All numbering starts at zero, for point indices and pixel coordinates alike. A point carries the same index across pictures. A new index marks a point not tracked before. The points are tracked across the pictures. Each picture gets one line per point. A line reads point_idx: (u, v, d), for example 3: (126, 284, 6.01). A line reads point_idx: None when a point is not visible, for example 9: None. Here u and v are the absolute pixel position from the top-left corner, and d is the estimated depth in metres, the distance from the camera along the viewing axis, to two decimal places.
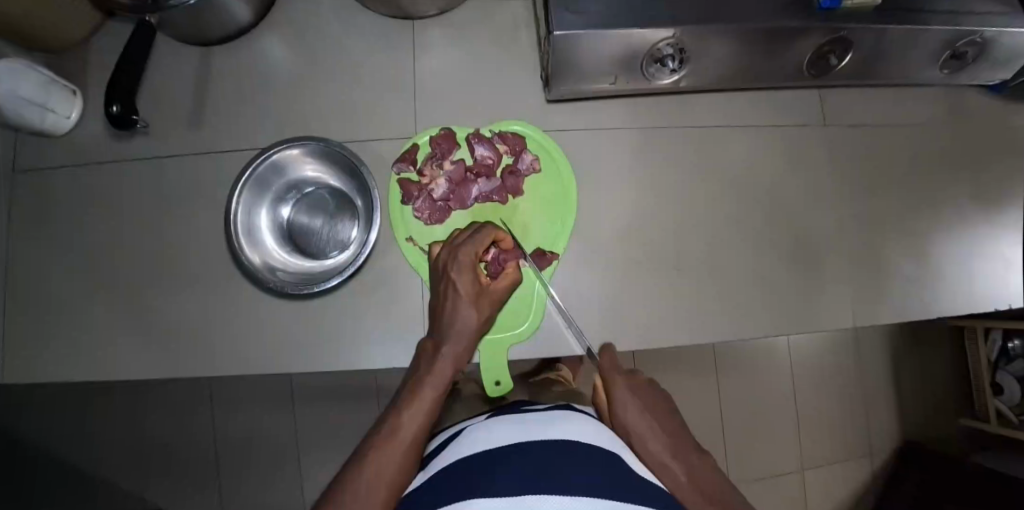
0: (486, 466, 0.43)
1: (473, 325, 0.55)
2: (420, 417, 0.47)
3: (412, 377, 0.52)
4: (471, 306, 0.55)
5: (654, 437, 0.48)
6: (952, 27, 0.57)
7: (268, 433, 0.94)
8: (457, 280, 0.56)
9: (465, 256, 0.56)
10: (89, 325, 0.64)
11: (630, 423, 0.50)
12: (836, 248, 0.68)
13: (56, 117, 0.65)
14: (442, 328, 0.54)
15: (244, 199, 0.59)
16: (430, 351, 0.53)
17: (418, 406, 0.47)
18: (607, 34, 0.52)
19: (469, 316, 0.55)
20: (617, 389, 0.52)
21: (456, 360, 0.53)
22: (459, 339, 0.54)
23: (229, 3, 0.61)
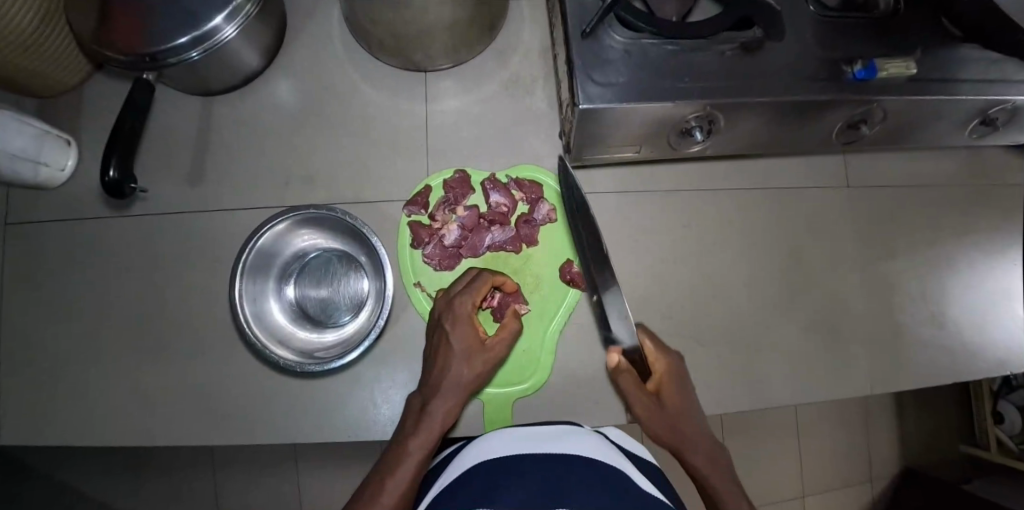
0: (494, 487, 0.39)
1: (467, 380, 0.51)
2: (404, 478, 0.44)
3: (398, 435, 0.49)
4: (462, 359, 0.51)
5: (693, 431, 0.53)
6: (986, 96, 0.55)
7: (265, 482, 0.91)
8: (452, 333, 0.52)
9: (461, 306, 0.52)
10: (85, 389, 0.62)
11: (678, 416, 0.53)
12: (854, 312, 0.66)
13: (50, 170, 0.62)
14: (430, 384, 0.51)
15: (247, 279, 0.56)
16: (417, 407, 0.50)
17: (402, 473, 0.44)
18: (633, 106, 0.50)
19: (461, 369, 0.51)
20: (667, 381, 0.55)
21: (444, 415, 0.49)
22: (448, 395, 0.50)
23: (233, 56, 0.58)
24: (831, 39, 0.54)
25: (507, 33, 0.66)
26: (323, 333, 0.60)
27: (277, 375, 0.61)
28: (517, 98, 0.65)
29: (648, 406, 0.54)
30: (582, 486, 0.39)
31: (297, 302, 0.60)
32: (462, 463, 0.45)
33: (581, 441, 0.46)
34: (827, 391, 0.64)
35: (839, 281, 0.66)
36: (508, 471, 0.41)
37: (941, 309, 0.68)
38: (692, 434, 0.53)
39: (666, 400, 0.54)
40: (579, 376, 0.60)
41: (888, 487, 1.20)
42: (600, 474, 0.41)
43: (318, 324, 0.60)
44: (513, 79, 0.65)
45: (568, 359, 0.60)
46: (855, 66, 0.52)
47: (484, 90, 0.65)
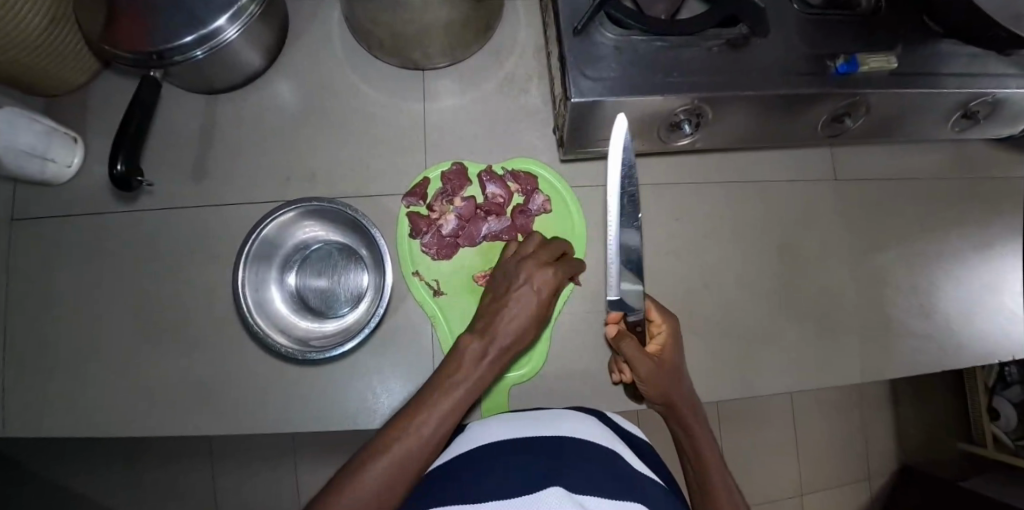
0: (495, 470, 0.40)
1: (519, 343, 0.51)
2: (443, 424, 0.43)
3: (436, 376, 0.47)
4: (529, 330, 0.51)
5: (684, 391, 0.55)
6: (967, 90, 0.56)
7: (264, 474, 0.93)
8: (527, 291, 0.52)
9: (542, 280, 0.53)
10: (88, 381, 0.63)
11: (674, 377, 0.55)
12: (844, 302, 0.68)
13: (57, 166, 0.63)
14: (490, 338, 0.49)
15: (250, 268, 0.58)
16: (473, 357, 0.48)
17: (439, 413, 0.43)
18: (624, 99, 0.51)
19: (518, 335, 0.50)
20: (665, 343, 0.57)
21: (490, 375, 0.48)
22: (500, 357, 0.49)
23: (237, 55, 0.60)
24: (815, 35, 0.56)
25: (503, 33, 0.68)
26: (323, 323, 0.61)
27: (278, 366, 0.62)
28: (512, 95, 0.67)
29: (653, 369, 0.54)
30: (580, 467, 0.40)
31: (298, 293, 0.62)
32: (462, 446, 0.47)
33: (579, 423, 0.48)
34: (818, 380, 0.65)
35: (829, 273, 0.68)
36: (508, 454, 0.43)
37: (929, 300, 0.70)
38: (682, 395, 0.55)
39: (666, 362, 0.56)
40: (575, 364, 0.62)
41: (886, 485, 1.20)
42: (596, 457, 0.42)
43: (319, 314, 0.61)
44: (508, 78, 0.67)
45: (562, 346, 0.62)
46: (838, 61, 0.54)
47: (481, 88, 0.67)
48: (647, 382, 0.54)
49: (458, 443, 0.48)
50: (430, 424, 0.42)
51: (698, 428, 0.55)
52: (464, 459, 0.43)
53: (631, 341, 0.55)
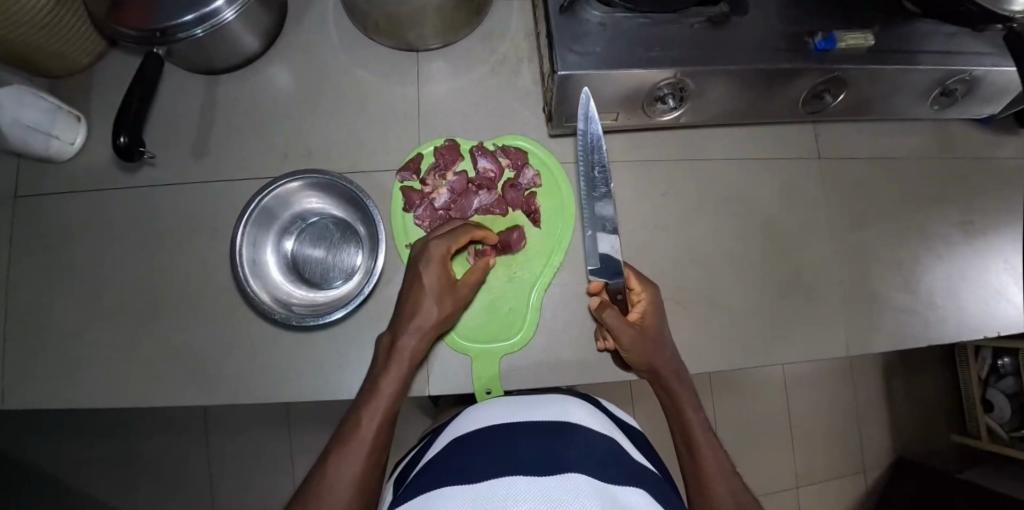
0: (503, 449, 0.42)
1: (434, 319, 0.55)
2: (378, 417, 0.49)
3: (372, 375, 0.54)
4: (433, 298, 0.55)
5: (668, 360, 0.57)
6: (943, 66, 0.58)
7: (262, 443, 0.96)
8: (427, 274, 0.55)
9: (434, 248, 0.56)
10: (87, 350, 0.65)
11: (659, 345, 0.57)
12: (829, 277, 0.69)
13: (61, 143, 0.65)
14: (401, 322, 0.55)
15: (249, 233, 0.59)
16: (387, 344, 0.54)
17: (374, 410, 0.50)
18: (609, 74, 0.53)
19: (427, 310, 0.55)
20: (650, 312, 0.58)
21: (412, 353, 0.54)
22: (417, 332, 0.55)
23: (236, 36, 0.62)
24: (794, 13, 0.58)
25: (495, 17, 0.70)
26: (317, 292, 0.62)
27: (273, 337, 0.63)
28: (504, 77, 0.69)
29: (636, 337, 0.56)
30: (588, 452, 0.42)
31: (294, 262, 0.63)
32: (467, 424, 0.48)
33: (578, 409, 0.50)
34: (804, 354, 0.66)
35: (814, 250, 0.69)
36: (515, 433, 0.45)
37: (913, 278, 0.71)
38: (666, 365, 0.57)
39: (650, 331, 0.57)
40: (564, 333, 0.63)
41: (881, 477, 1.20)
42: (601, 445, 0.45)
43: (314, 285, 0.63)
44: (501, 59, 0.69)
45: (552, 316, 0.63)
46: (816, 37, 0.56)
47: (473, 70, 0.69)
48: (631, 351, 0.56)
49: (460, 421, 0.50)
50: (365, 419, 0.49)
51: (684, 395, 0.56)
52: (473, 438, 0.45)
53: (613, 310, 0.56)
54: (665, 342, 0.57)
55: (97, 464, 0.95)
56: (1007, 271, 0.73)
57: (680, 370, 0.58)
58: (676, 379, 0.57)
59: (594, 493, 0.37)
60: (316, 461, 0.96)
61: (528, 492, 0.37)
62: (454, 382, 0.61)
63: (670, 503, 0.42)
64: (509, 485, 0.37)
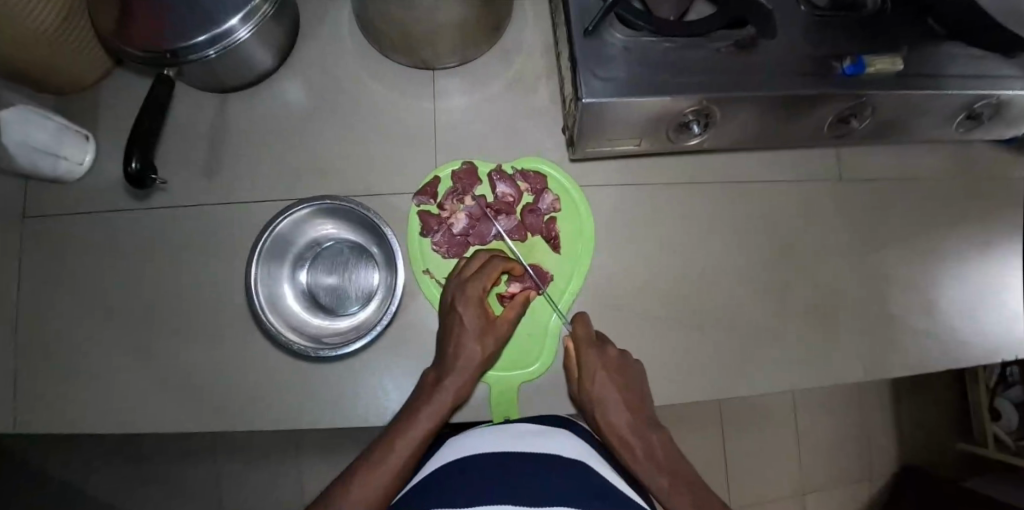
0: (521, 471, 0.42)
1: (478, 358, 0.55)
2: (414, 444, 0.48)
3: (410, 406, 0.53)
4: (475, 339, 0.55)
5: (618, 412, 0.52)
6: (969, 92, 0.57)
7: (271, 454, 0.97)
8: (465, 313, 0.56)
9: (472, 289, 0.56)
10: (96, 374, 0.64)
11: (604, 397, 0.53)
12: (847, 299, 0.68)
13: (70, 163, 0.64)
14: (445, 359, 0.55)
15: (263, 265, 0.58)
16: (432, 382, 0.54)
17: (412, 437, 0.48)
18: (633, 100, 0.52)
19: (472, 348, 0.55)
20: (592, 361, 0.56)
21: (455, 392, 0.53)
22: (462, 372, 0.54)
23: (248, 55, 0.60)
24: (821, 36, 0.57)
25: (513, 34, 0.69)
26: (335, 320, 0.62)
27: (286, 362, 0.62)
28: (520, 95, 0.67)
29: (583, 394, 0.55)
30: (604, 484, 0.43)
31: (310, 290, 0.62)
32: (478, 444, 0.47)
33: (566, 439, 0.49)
34: (820, 379, 0.66)
35: (832, 273, 0.68)
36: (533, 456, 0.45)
37: (930, 300, 0.70)
38: (614, 423, 0.52)
39: (585, 382, 0.55)
40: None
41: (886, 486, 1.20)
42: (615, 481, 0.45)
43: (330, 312, 0.62)
44: (517, 77, 0.68)
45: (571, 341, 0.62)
46: (844, 62, 0.55)
47: (490, 89, 0.67)
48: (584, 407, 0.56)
49: (463, 442, 0.49)
50: (399, 443, 0.48)
51: (643, 455, 0.49)
52: (487, 457, 0.45)
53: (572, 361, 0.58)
54: (614, 393, 0.53)
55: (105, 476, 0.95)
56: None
57: (643, 426, 0.52)
58: (629, 436, 0.51)
59: None
60: (323, 474, 0.96)
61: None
62: (471, 409, 0.60)
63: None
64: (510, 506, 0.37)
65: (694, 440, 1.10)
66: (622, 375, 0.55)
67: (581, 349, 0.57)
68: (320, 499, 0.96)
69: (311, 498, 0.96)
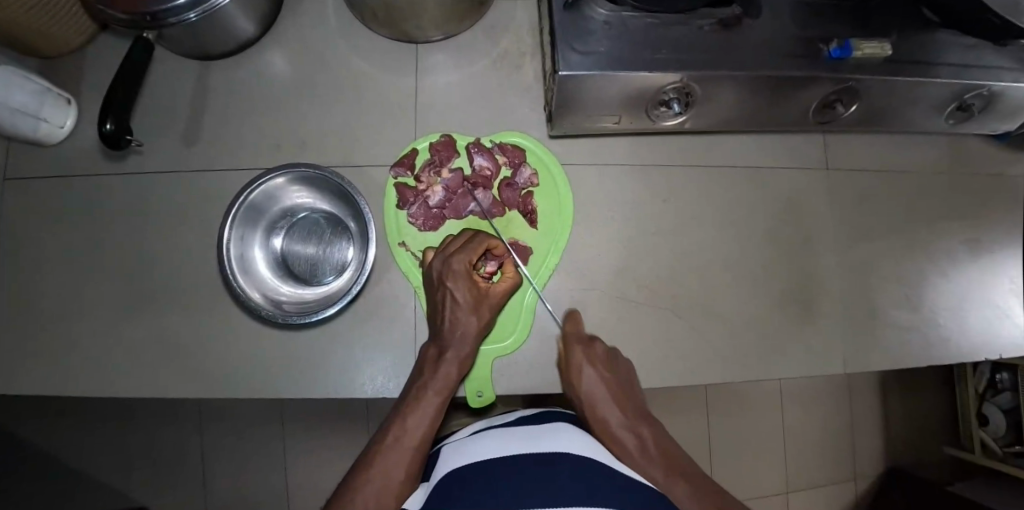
0: (523, 485, 0.43)
1: (474, 332, 0.55)
2: (423, 425, 0.50)
3: (415, 381, 0.54)
4: (469, 311, 0.55)
5: (608, 408, 0.55)
6: (959, 80, 0.56)
7: (252, 428, 0.97)
8: (455, 288, 0.55)
9: (458, 263, 0.56)
10: (71, 339, 0.64)
11: (593, 395, 0.55)
12: (830, 289, 0.68)
13: (50, 126, 0.64)
14: (443, 333, 0.55)
15: (236, 231, 0.58)
16: (434, 356, 0.54)
17: (420, 417, 0.51)
18: (612, 76, 0.51)
19: (468, 320, 0.55)
20: (583, 358, 0.57)
21: (457, 364, 0.54)
22: (462, 344, 0.55)
23: (231, 21, 0.60)
24: (809, 18, 0.56)
25: (500, 11, 0.68)
26: (306, 289, 0.61)
27: (261, 333, 0.62)
28: (505, 73, 0.67)
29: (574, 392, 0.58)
30: (611, 489, 0.44)
31: (284, 259, 0.62)
32: (480, 449, 0.49)
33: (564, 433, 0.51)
34: (800, 369, 0.65)
35: (816, 263, 0.68)
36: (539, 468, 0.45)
37: (916, 294, 0.70)
38: (605, 419, 0.55)
39: (574, 380, 0.57)
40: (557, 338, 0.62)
41: (872, 486, 1.19)
42: (623, 485, 0.45)
43: (304, 281, 0.62)
44: (502, 53, 0.67)
45: (544, 318, 0.62)
46: (831, 45, 0.54)
47: (475, 65, 0.67)
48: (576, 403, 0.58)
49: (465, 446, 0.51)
50: (410, 425, 0.50)
51: (635, 449, 0.53)
52: (492, 464, 0.46)
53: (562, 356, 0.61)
54: (602, 390, 0.56)
55: (87, 447, 0.95)
56: (1013, 291, 0.72)
57: (633, 420, 0.55)
58: (621, 432, 0.54)
59: None
60: (306, 451, 0.96)
61: None
62: None
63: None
64: None
65: (678, 432, 1.09)
66: (610, 370, 0.57)
67: (571, 348, 0.58)
68: (301, 474, 0.96)
69: (292, 473, 0.96)
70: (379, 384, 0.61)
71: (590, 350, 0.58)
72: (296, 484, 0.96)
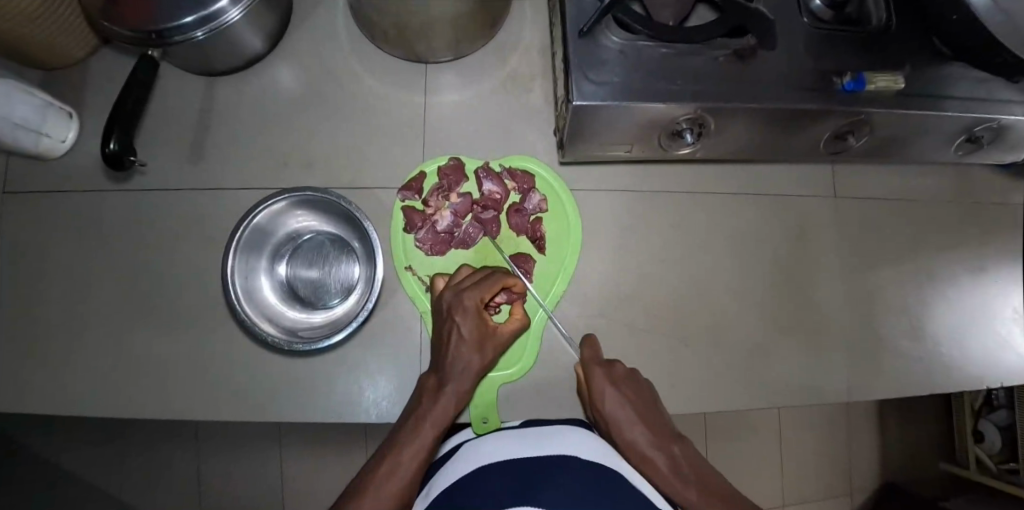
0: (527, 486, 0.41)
1: (475, 367, 0.54)
2: (420, 455, 0.48)
3: (412, 413, 0.52)
4: (473, 348, 0.54)
5: (635, 429, 0.51)
6: (970, 114, 0.56)
7: (251, 440, 0.96)
8: (463, 325, 0.54)
9: (468, 301, 0.55)
10: (70, 357, 0.63)
11: (617, 419, 0.52)
12: (835, 316, 0.68)
13: (51, 141, 0.63)
14: (444, 367, 0.54)
15: (241, 256, 0.57)
16: (432, 387, 0.53)
17: (417, 446, 0.49)
18: (626, 107, 0.51)
19: (472, 357, 0.54)
20: (603, 381, 0.54)
21: (456, 398, 0.53)
22: (462, 379, 0.54)
23: (238, 38, 0.59)
24: (822, 50, 0.55)
25: (510, 31, 0.67)
26: (312, 314, 0.61)
27: (264, 355, 0.61)
28: (515, 95, 0.66)
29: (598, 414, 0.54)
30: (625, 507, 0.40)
31: (289, 283, 0.61)
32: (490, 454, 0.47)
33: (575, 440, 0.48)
34: (804, 397, 0.65)
35: (822, 291, 0.68)
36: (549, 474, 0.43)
37: (920, 321, 0.70)
38: (632, 438, 0.51)
39: (595, 402, 0.54)
40: (563, 366, 0.61)
41: (867, 502, 1.19)
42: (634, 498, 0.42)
43: (309, 305, 0.61)
44: (512, 75, 0.66)
45: (551, 345, 0.62)
46: (844, 78, 0.54)
47: (484, 86, 0.66)
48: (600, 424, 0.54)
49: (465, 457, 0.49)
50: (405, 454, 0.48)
51: (666, 470, 0.50)
52: (499, 469, 0.44)
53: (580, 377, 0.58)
54: (627, 412, 0.52)
55: (82, 457, 0.94)
56: (1016, 318, 0.72)
57: (664, 441, 0.51)
58: (651, 453, 0.51)
59: None
60: (304, 464, 0.96)
61: None
62: None
63: None
64: None
65: None
66: (628, 389, 0.54)
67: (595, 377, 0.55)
68: (299, 487, 0.95)
69: (290, 485, 0.95)
70: (384, 408, 0.60)
71: (612, 370, 0.56)
72: (294, 497, 0.95)
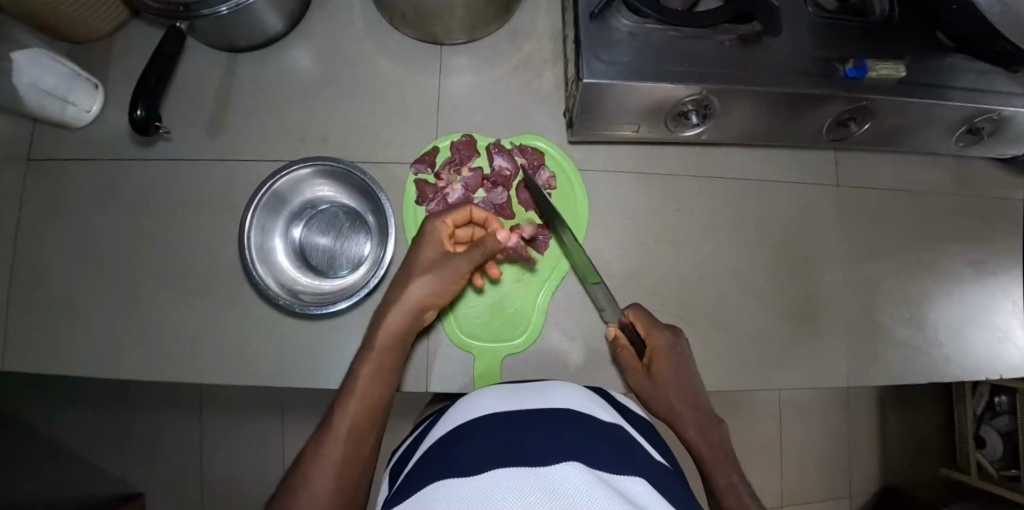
0: (524, 437, 0.39)
1: (413, 305, 0.53)
2: (353, 413, 0.45)
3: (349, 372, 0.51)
4: (416, 285, 0.54)
5: (670, 384, 0.56)
6: (972, 104, 0.57)
7: (256, 417, 0.97)
8: (425, 244, 0.56)
9: (435, 222, 0.56)
10: (86, 319, 0.64)
11: (669, 393, 0.56)
12: (835, 303, 0.69)
13: (76, 110, 0.65)
14: (380, 315, 0.53)
15: (257, 219, 0.59)
16: (367, 339, 0.52)
17: (351, 404, 0.46)
18: (633, 86, 0.53)
19: (405, 302, 0.53)
20: (660, 359, 0.56)
21: (387, 346, 0.51)
22: (392, 324, 0.52)
23: (260, 15, 0.61)
24: (826, 38, 0.57)
25: (522, 16, 0.69)
26: (322, 281, 0.62)
27: (275, 322, 0.63)
28: (526, 77, 0.68)
29: (642, 378, 0.58)
30: (625, 457, 0.39)
31: (302, 250, 0.63)
32: (480, 406, 0.45)
33: (569, 392, 0.47)
34: (804, 381, 0.66)
35: (823, 278, 0.69)
36: (572, 423, 0.41)
37: (919, 312, 0.71)
38: (668, 387, 0.56)
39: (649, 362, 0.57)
40: (566, 340, 0.63)
41: (867, 504, 1.19)
42: (632, 447, 0.41)
43: (320, 273, 0.63)
44: (524, 58, 0.68)
45: (555, 319, 0.63)
46: (847, 65, 0.55)
47: (496, 68, 0.68)
48: (640, 387, 0.58)
49: (469, 405, 0.46)
50: (342, 415, 0.45)
51: (677, 403, 0.56)
52: (491, 421, 0.42)
53: (625, 347, 0.59)
54: (670, 371, 0.57)
55: (90, 427, 0.96)
56: (1016, 313, 0.72)
57: (686, 394, 0.56)
58: (672, 397, 0.56)
59: (592, 485, 0.33)
60: (307, 442, 0.97)
61: (511, 482, 0.34)
62: (455, 379, 0.61)
63: (673, 489, 0.39)
64: (521, 471, 0.34)
65: None
66: (680, 365, 0.57)
67: (652, 357, 0.57)
68: (301, 465, 0.97)
69: (292, 463, 0.97)
70: None
71: (668, 340, 0.58)
72: None
